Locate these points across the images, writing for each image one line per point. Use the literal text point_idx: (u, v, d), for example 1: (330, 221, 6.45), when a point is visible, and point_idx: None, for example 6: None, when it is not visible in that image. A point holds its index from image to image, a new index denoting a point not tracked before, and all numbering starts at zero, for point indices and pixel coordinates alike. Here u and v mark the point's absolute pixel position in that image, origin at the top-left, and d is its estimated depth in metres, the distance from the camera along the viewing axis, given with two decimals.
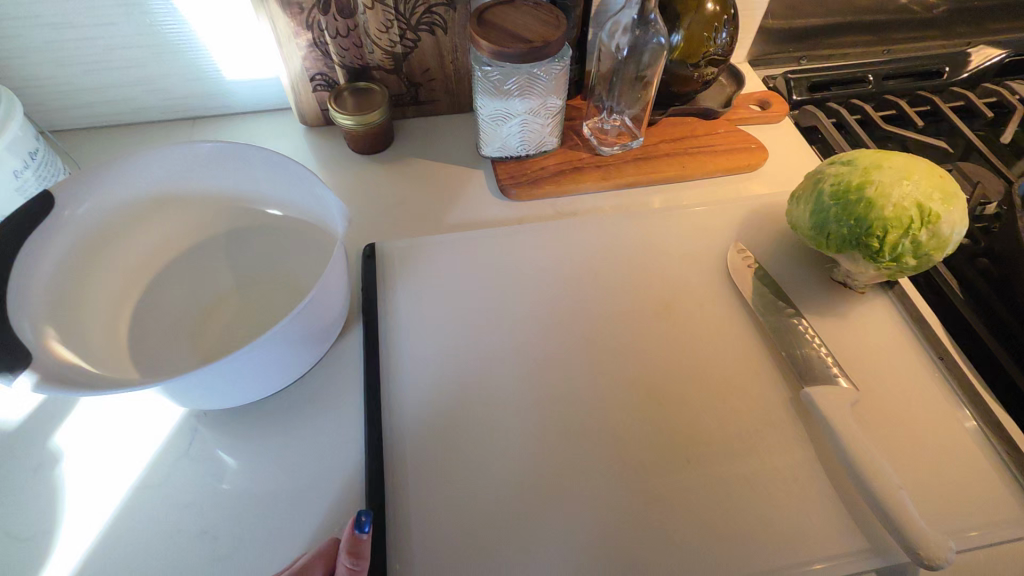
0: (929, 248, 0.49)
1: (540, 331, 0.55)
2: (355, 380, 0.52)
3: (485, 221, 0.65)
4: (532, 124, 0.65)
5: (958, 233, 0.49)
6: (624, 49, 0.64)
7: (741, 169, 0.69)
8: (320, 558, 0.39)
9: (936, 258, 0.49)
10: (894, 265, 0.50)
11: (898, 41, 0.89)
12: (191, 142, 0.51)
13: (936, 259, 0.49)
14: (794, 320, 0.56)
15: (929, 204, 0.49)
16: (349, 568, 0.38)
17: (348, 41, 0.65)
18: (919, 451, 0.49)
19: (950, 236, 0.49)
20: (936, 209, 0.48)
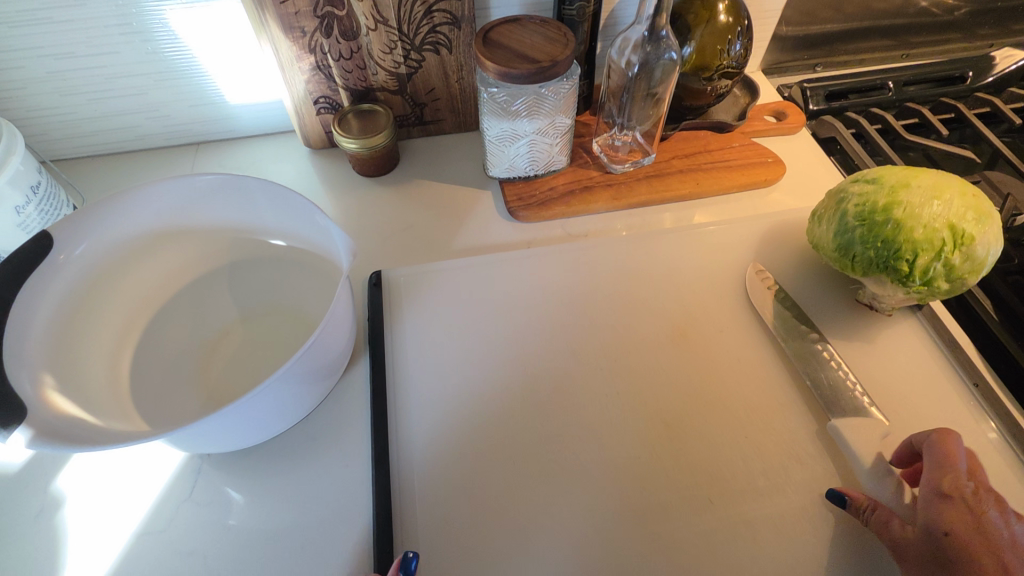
0: (963, 272, 0.46)
1: (552, 362, 0.54)
2: (362, 416, 0.50)
3: (493, 245, 0.63)
4: (540, 144, 0.63)
5: (993, 254, 0.47)
6: (635, 66, 0.62)
7: (757, 184, 0.67)
8: None
9: (971, 282, 0.47)
10: (925, 289, 0.48)
11: (917, 44, 0.86)
12: (190, 175, 0.49)
13: (970, 282, 0.47)
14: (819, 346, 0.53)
15: (962, 224, 0.46)
16: None
17: (352, 63, 0.64)
18: None
19: (986, 258, 0.46)
20: (969, 231, 0.46)
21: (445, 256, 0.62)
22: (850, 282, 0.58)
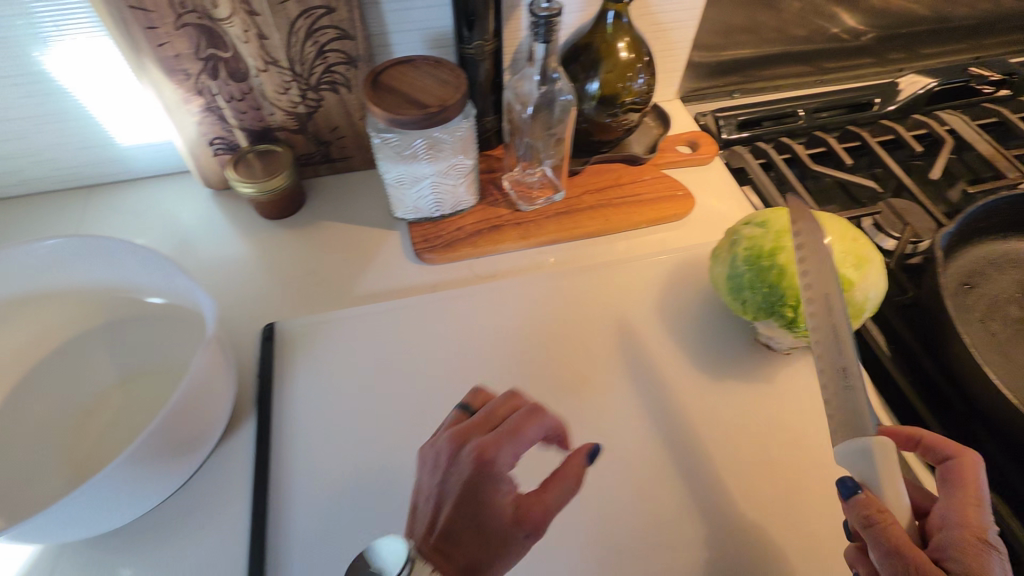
0: (845, 316, 0.47)
1: (450, 416, 0.52)
2: (244, 483, 0.48)
3: (399, 289, 0.62)
4: (444, 184, 0.62)
5: (873, 298, 0.47)
6: (530, 108, 0.62)
7: (667, 219, 0.67)
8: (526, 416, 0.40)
9: (853, 325, 0.47)
10: (812, 333, 0.48)
11: (831, 69, 0.87)
12: (40, 238, 0.47)
13: (853, 326, 0.47)
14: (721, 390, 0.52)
15: (842, 269, 0.46)
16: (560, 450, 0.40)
17: (245, 104, 0.61)
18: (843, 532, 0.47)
19: (866, 302, 0.47)
20: (849, 275, 0.46)
21: (347, 303, 0.60)
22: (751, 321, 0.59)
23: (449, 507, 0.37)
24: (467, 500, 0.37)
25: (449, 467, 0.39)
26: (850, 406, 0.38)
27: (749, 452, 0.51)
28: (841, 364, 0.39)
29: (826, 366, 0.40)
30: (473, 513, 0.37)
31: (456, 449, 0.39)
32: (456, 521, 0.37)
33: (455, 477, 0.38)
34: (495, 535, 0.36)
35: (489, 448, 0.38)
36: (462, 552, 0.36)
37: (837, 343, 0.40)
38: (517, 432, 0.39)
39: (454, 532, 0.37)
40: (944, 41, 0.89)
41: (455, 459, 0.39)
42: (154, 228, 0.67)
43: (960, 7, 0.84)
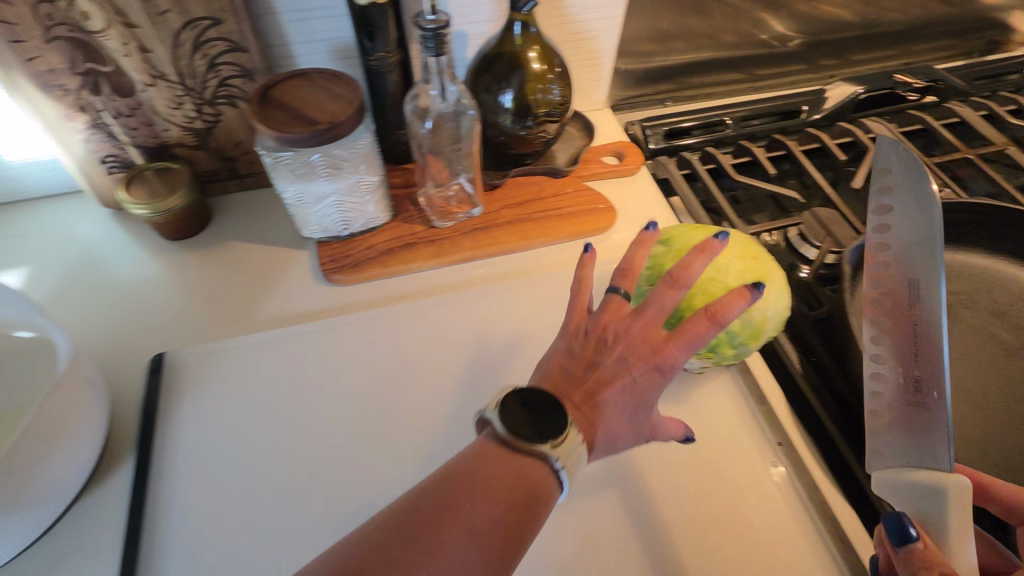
0: (744, 337, 0.47)
1: (345, 449, 0.50)
2: (115, 532, 0.45)
3: (304, 312, 0.59)
4: (350, 202, 0.59)
5: (773, 317, 0.47)
6: (428, 122, 0.59)
7: (588, 233, 0.65)
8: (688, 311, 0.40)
9: (753, 345, 0.47)
10: (712, 353, 0.48)
11: (763, 76, 0.87)
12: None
13: (752, 345, 0.47)
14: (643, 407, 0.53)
15: None
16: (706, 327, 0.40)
17: (135, 120, 0.58)
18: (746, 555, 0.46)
19: (765, 322, 0.47)
20: None
21: (248, 329, 0.57)
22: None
23: (588, 384, 0.41)
24: (615, 390, 0.40)
25: (602, 352, 0.41)
26: (923, 370, 0.39)
27: (655, 475, 0.50)
28: (910, 324, 0.40)
29: (897, 381, 0.40)
30: (621, 399, 0.40)
31: (600, 342, 0.42)
32: (608, 403, 0.40)
33: (614, 363, 0.41)
34: (637, 429, 0.41)
35: (664, 359, 0.40)
36: (587, 429, 0.39)
37: (908, 300, 0.40)
38: (680, 334, 0.40)
39: (601, 413, 0.40)
40: (875, 47, 0.89)
41: (615, 355, 0.41)
42: (47, 251, 0.63)
43: (887, 13, 0.85)
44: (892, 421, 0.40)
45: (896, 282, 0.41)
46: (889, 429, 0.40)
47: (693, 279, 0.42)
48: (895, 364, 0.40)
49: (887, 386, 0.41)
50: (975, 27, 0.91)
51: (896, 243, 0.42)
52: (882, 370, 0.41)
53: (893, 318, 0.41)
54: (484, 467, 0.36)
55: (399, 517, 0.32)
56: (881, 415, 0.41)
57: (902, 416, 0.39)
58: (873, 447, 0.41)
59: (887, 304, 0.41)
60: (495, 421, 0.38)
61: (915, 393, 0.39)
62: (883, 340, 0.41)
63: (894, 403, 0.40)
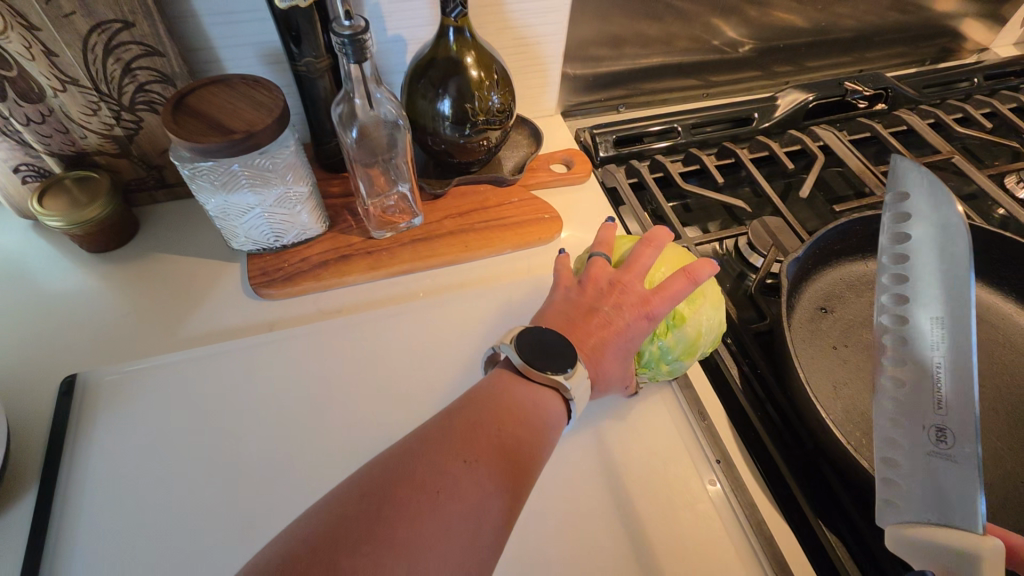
0: (678, 354, 0.48)
1: (265, 474, 0.47)
2: (8, 570, 0.42)
3: (232, 328, 0.56)
4: (278, 213, 0.56)
5: (708, 334, 0.49)
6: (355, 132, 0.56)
7: (532, 244, 0.64)
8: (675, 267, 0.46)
9: (687, 362, 0.49)
10: (648, 370, 0.49)
11: (716, 83, 0.86)
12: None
13: (687, 363, 0.49)
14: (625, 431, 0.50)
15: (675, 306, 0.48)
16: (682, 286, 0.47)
17: (48, 127, 0.55)
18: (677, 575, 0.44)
19: (699, 338, 0.49)
20: (682, 312, 0.48)
21: (171, 347, 0.55)
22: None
23: (594, 328, 0.45)
24: (619, 335, 0.45)
25: (610, 302, 0.46)
26: (948, 418, 0.37)
27: (590, 495, 0.48)
28: (934, 370, 0.38)
29: (914, 424, 0.38)
30: (619, 346, 0.45)
31: (611, 292, 0.47)
32: (608, 348, 0.45)
33: (613, 309, 0.46)
34: (617, 375, 0.47)
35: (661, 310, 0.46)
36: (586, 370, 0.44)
37: (931, 341, 0.39)
38: (665, 288, 0.46)
39: (599, 352, 0.45)
40: (827, 54, 0.89)
41: (615, 301, 0.46)
42: None
43: (838, 20, 0.85)
44: (913, 471, 0.38)
45: (915, 322, 0.40)
46: (904, 480, 0.38)
47: (663, 242, 0.50)
48: (913, 409, 0.39)
49: (904, 433, 0.39)
50: (926, 35, 0.91)
51: (913, 274, 0.41)
52: (902, 416, 0.39)
53: (914, 361, 0.39)
54: (503, 398, 0.39)
55: (427, 438, 0.35)
56: (896, 463, 0.39)
57: (925, 469, 0.37)
58: (885, 498, 0.39)
59: (909, 343, 0.40)
60: (511, 354, 0.42)
61: (936, 444, 0.37)
62: (901, 388, 0.40)
63: (919, 455, 0.38)
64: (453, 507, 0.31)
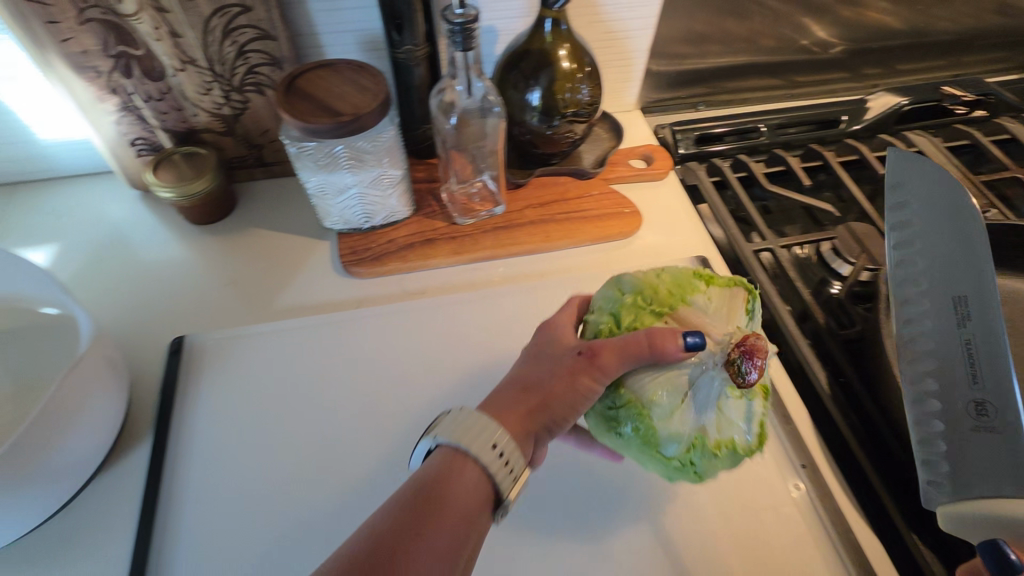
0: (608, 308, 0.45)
1: (356, 445, 0.49)
2: (129, 514, 0.45)
3: (322, 302, 0.59)
4: (372, 195, 0.58)
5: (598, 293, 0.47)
6: (453, 118, 0.57)
7: (612, 237, 0.64)
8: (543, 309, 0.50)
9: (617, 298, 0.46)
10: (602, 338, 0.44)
11: (801, 84, 0.84)
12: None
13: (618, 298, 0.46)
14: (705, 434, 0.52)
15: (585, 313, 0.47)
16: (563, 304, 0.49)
17: (165, 104, 0.58)
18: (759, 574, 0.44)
19: (602, 294, 0.47)
20: (592, 304, 0.47)
21: (266, 317, 0.58)
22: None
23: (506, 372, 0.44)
24: (534, 353, 0.43)
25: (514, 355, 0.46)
26: (985, 392, 0.40)
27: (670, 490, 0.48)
28: (965, 340, 0.41)
29: (952, 402, 0.41)
30: (538, 357, 0.43)
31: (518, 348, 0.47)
32: (527, 367, 0.42)
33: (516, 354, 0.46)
34: (564, 368, 0.41)
35: (553, 324, 0.46)
36: (512, 395, 0.40)
37: (956, 317, 0.42)
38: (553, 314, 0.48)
39: (529, 390, 0.40)
40: (922, 57, 0.85)
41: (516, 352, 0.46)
42: (79, 230, 0.64)
43: (937, 22, 0.81)
44: (955, 449, 0.41)
45: (937, 299, 0.43)
46: (943, 450, 0.41)
47: None
48: (951, 385, 0.41)
49: (944, 414, 0.41)
50: None
51: (922, 259, 0.45)
52: (937, 399, 0.42)
53: (943, 336, 0.42)
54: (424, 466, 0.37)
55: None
56: (935, 443, 0.41)
57: (965, 447, 0.40)
58: (928, 480, 0.42)
59: (934, 317, 0.43)
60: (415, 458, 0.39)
61: (977, 416, 0.40)
62: (930, 365, 0.43)
63: (962, 434, 0.41)
64: (415, 520, 0.33)
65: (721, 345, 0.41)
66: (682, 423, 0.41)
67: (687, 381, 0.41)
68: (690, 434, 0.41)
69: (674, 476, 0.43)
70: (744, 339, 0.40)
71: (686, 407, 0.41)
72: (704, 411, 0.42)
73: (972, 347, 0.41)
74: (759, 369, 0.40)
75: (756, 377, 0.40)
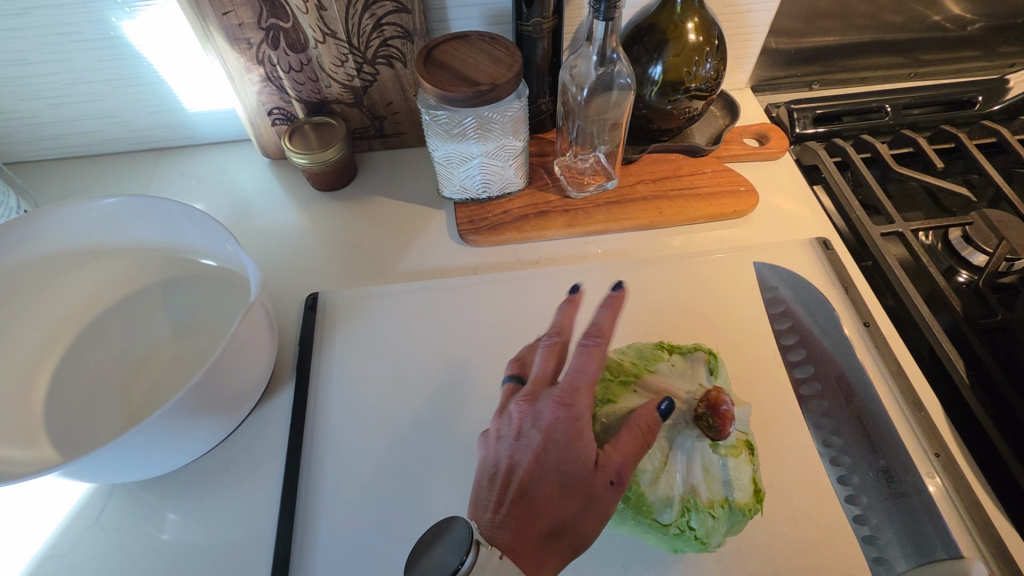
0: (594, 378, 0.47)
1: (480, 403, 0.52)
2: (277, 450, 0.50)
3: (440, 268, 0.62)
4: (492, 165, 0.60)
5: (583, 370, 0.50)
6: (585, 90, 0.58)
7: (725, 216, 0.63)
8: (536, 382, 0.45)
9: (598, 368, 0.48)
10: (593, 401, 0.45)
11: (928, 62, 0.79)
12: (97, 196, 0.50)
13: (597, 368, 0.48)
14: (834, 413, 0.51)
15: None
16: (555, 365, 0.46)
17: (303, 75, 0.62)
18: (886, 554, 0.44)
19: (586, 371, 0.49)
20: None
21: (389, 280, 0.61)
22: (791, 346, 0.54)
23: (518, 470, 0.41)
24: (553, 454, 0.41)
25: (517, 431, 0.43)
26: (889, 461, 0.47)
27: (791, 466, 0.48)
28: (856, 414, 0.49)
29: (869, 470, 0.47)
30: (558, 465, 0.40)
31: (519, 415, 0.43)
32: (544, 477, 0.40)
33: (524, 436, 0.42)
34: (584, 492, 0.40)
35: (576, 416, 0.42)
36: (530, 519, 0.40)
37: (844, 394, 0.51)
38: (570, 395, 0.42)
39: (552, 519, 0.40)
40: None
41: (520, 428, 0.43)
42: (216, 192, 0.69)
43: None
44: (882, 518, 0.45)
45: (829, 380, 0.52)
46: (875, 520, 0.45)
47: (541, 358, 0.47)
48: (861, 460, 0.47)
49: (864, 485, 0.46)
50: None
51: (810, 341, 0.54)
52: (852, 472, 0.47)
53: (839, 412, 0.50)
54: None
55: None
56: (868, 517, 0.45)
57: (888, 511, 0.45)
58: (874, 557, 0.44)
59: (829, 397, 0.51)
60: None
61: (889, 484, 0.46)
62: (840, 444, 0.48)
63: (882, 505, 0.45)
64: None
65: (687, 401, 0.44)
66: (670, 487, 0.42)
67: (669, 442, 0.43)
68: (682, 498, 0.42)
69: (680, 548, 0.43)
70: (706, 395, 0.43)
71: (671, 468, 0.43)
72: (693, 472, 0.43)
73: (863, 420, 0.49)
74: (726, 422, 0.42)
75: (728, 430, 0.42)
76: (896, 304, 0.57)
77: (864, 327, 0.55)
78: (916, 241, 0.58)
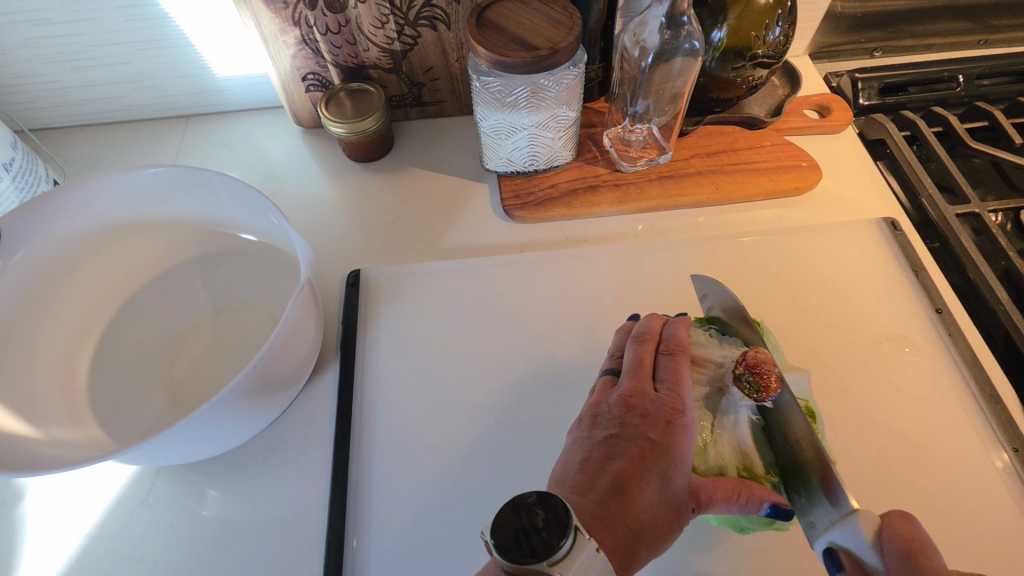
0: None
1: (532, 387, 0.50)
2: (324, 432, 0.49)
3: (483, 245, 0.59)
4: (542, 138, 0.57)
5: None
6: (648, 56, 0.56)
7: (784, 192, 0.60)
8: (638, 372, 0.43)
9: None
10: None
11: (1000, 29, 0.74)
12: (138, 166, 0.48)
13: None
14: (904, 400, 0.48)
15: None
16: (649, 346, 0.45)
17: (341, 38, 0.58)
18: (965, 550, 0.42)
19: None
20: None
21: (431, 256, 0.59)
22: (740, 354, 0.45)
23: (616, 460, 0.39)
24: (656, 456, 0.38)
25: (618, 425, 0.41)
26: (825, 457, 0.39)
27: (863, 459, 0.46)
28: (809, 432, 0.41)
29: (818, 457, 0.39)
30: (662, 468, 0.38)
31: (621, 411, 0.41)
32: (645, 475, 0.38)
33: (626, 429, 0.40)
34: (679, 504, 0.38)
35: (686, 420, 0.40)
36: (622, 511, 0.36)
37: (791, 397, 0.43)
38: (678, 389, 0.41)
39: (642, 517, 0.37)
40: None
41: (620, 421, 0.41)
42: (248, 162, 0.67)
43: None
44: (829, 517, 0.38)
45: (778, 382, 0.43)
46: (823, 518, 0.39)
47: (639, 340, 0.45)
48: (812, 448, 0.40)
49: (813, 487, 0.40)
50: None
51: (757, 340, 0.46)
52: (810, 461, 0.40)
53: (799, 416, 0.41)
54: None
55: None
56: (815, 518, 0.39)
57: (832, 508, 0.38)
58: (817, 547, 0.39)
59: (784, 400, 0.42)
60: None
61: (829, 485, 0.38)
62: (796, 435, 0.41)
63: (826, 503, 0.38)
64: None
65: (724, 365, 0.45)
66: (721, 456, 0.42)
67: (713, 410, 0.44)
68: (736, 465, 0.42)
69: (747, 526, 0.41)
70: (743, 356, 0.43)
71: (719, 437, 0.43)
72: (742, 438, 0.43)
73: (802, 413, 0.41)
74: (769, 382, 0.41)
75: (771, 391, 0.41)
76: (967, 287, 0.54)
77: (936, 313, 0.52)
78: (994, 223, 0.55)
